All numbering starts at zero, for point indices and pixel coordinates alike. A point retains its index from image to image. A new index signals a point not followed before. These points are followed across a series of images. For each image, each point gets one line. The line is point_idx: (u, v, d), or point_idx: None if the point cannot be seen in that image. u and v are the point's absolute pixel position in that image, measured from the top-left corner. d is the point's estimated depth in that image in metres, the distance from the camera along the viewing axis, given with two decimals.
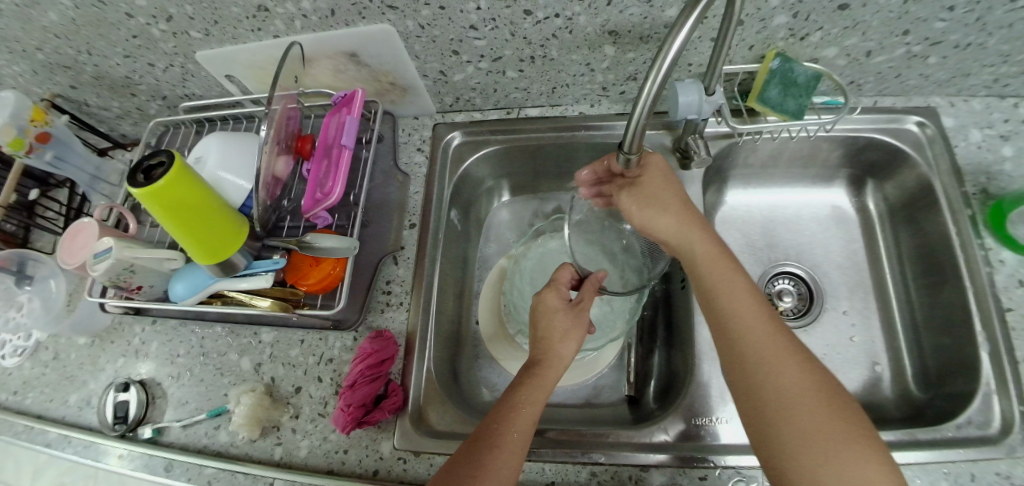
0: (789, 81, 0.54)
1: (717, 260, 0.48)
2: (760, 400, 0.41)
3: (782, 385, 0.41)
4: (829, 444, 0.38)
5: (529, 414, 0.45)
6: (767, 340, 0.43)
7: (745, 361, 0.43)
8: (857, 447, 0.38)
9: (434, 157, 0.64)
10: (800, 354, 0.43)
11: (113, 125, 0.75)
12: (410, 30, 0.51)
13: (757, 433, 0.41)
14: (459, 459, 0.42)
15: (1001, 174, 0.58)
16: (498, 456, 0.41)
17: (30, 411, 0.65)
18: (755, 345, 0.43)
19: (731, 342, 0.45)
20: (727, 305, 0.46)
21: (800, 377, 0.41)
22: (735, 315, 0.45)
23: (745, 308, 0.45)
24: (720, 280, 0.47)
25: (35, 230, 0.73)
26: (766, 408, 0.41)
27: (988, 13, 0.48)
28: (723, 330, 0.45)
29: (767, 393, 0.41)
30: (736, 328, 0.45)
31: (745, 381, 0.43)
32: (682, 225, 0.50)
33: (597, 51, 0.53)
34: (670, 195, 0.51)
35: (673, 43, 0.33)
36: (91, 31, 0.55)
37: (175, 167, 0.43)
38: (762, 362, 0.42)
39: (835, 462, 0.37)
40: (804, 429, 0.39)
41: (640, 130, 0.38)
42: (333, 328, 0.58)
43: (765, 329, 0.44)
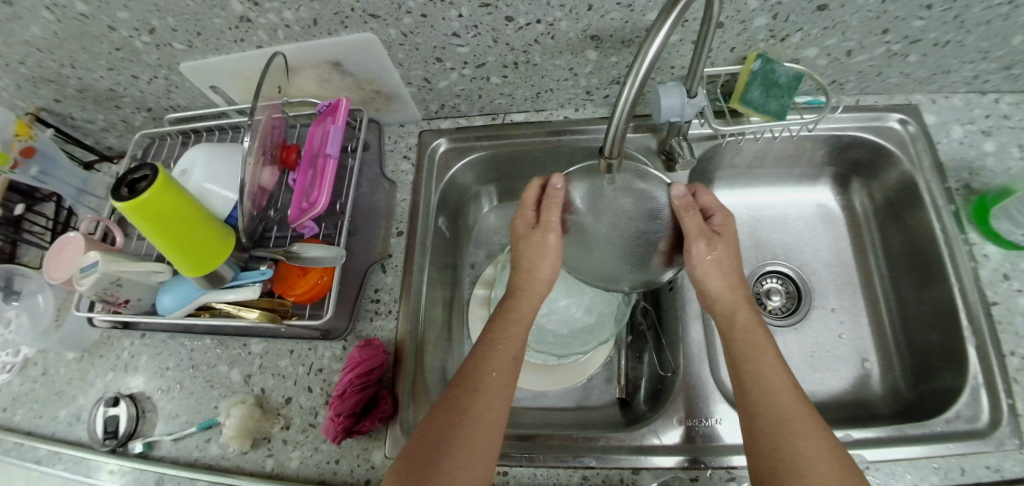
0: (770, 82, 0.55)
1: (745, 310, 0.49)
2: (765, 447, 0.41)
3: (789, 434, 0.40)
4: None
5: (507, 373, 0.46)
6: (781, 390, 0.43)
7: (756, 408, 0.43)
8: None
9: (421, 164, 0.65)
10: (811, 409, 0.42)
11: (98, 137, 0.75)
12: (394, 38, 0.51)
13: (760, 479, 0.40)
14: (438, 417, 0.43)
15: (983, 169, 0.59)
16: (480, 411, 0.43)
17: (19, 428, 0.64)
18: (768, 391, 0.43)
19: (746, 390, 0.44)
20: (747, 356, 0.46)
21: (807, 430, 0.40)
22: (755, 365, 0.45)
23: (764, 360, 0.45)
24: (744, 331, 0.48)
25: (23, 245, 0.73)
26: (771, 455, 0.40)
27: (965, 11, 0.48)
28: (739, 376, 0.46)
29: (774, 443, 0.40)
30: (753, 376, 0.45)
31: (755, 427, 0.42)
32: (732, 285, 0.50)
33: (580, 56, 0.53)
34: (733, 259, 0.51)
35: (650, 48, 0.33)
36: (74, 44, 0.55)
37: (159, 181, 0.43)
38: (773, 410, 0.42)
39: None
40: None
41: (620, 133, 0.38)
42: (322, 337, 0.58)
43: (780, 380, 0.44)
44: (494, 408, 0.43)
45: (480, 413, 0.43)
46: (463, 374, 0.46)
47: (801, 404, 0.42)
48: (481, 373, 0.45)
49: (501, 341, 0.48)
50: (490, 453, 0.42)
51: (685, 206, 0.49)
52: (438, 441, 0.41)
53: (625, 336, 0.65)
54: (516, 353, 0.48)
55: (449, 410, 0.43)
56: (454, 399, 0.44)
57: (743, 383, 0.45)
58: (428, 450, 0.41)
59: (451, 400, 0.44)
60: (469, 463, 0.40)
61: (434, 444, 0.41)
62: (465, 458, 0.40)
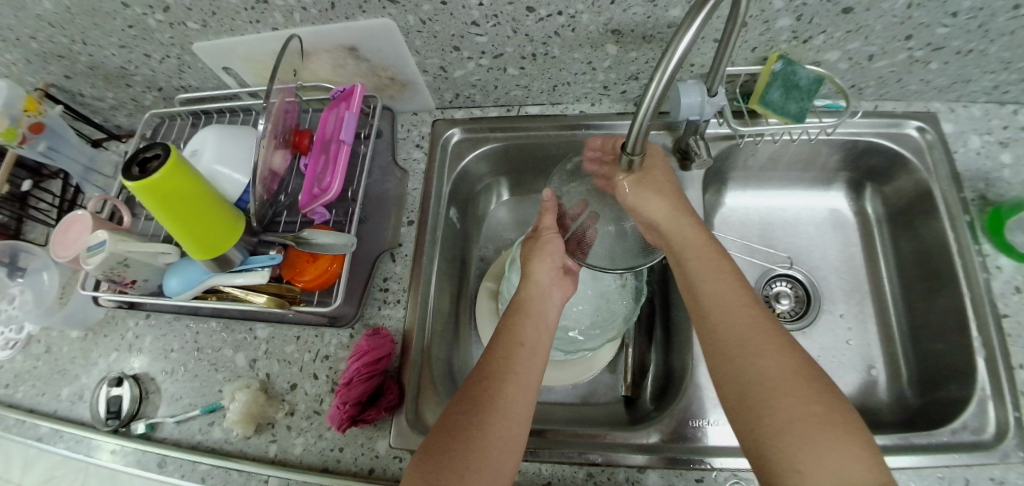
0: (791, 84, 0.54)
1: (704, 246, 0.48)
2: (739, 383, 0.40)
3: (761, 364, 0.39)
4: (818, 426, 0.36)
5: (525, 359, 0.45)
6: (754, 324, 0.42)
7: (728, 344, 0.42)
8: (841, 425, 0.36)
9: (433, 154, 0.64)
10: (787, 338, 0.41)
11: (107, 116, 0.74)
12: (411, 26, 0.51)
13: (739, 417, 0.39)
14: (456, 404, 0.42)
15: (999, 181, 0.58)
16: (506, 397, 0.42)
17: (21, 405, 0.64)
18: (736, 326, 0.42)
19: (714, 329, 0.43)
20: (712, 291, 0.45)
21: (780, 358, 0.39)
22: (720, 301, 0.44)
23: (730, 294, 0.44)
24: (706, 267, 0.47)
25: (29, 222, 0.72)
26: (746, 386, 0.39)
27: (990, 20, 0.48)
28: (707, 314, 0.44)
29: (746, 372, 0.40)
30: (719, 311, 0.44)
31: (727, 363, 0.41)
32: (675, 211, 0.51)
33: (600, 50, 0.53)
34: (665, 183, 0.53)
35: (679, 45, 0.33)
36: (86, 20, 0.54)
37: (171, 161, 0.43)
38: (745, 342, 0.41)
39: (813, 441, 0.35)
40: (788, 431, 0.36)
41: (643, 131, 0.38)
42: (329, 324, 0.58)
43: (749, 313, 0.43)
44: (517, 395, 0.42)
45: (501, 397, 0.42)
46: (485, 362, 0.45)
47: (776, 334, 0.41)
48: (501, 360, 0.45)
49: (515, 328, 0.48)
50: (518, 439, 0.41)
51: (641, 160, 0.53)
52: (463, 426, 0.40)
53: (633, 334, 0.64)
54: (534, 341, 0.47)
55: (471, 397, 0.42)
56: (475, 389, 0.43)
57: (711, 319, 0.44)
58: (445, 437, 0.39)
59: (475, 389, 0.43)
60: (499, 450, 0.39)
61: (452, 427, 0.40)
62: (493, 441, 0.39)
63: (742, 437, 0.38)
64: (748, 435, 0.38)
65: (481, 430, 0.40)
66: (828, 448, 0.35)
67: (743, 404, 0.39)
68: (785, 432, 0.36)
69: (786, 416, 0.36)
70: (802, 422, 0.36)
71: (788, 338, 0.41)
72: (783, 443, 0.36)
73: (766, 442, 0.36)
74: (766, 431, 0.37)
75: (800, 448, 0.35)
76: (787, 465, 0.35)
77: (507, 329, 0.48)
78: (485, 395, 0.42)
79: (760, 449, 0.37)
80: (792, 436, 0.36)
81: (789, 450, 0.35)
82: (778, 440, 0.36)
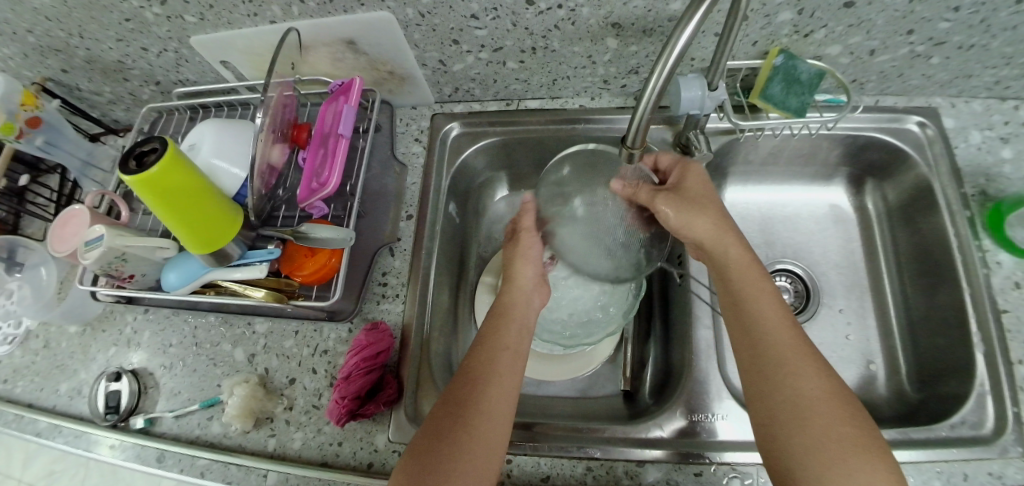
0: (791, 78, 0.54)
1: (748, 268, 0.46)
2: (772, 405, 0.40)
3: (797, 389, 0.39)
4: (855, 460, 0.36)
5: (508, 361, 0.45)
6: (793, 351, 0.42)
7: (766, 370, 0.41)
8: (874, 454, 0.36)
9: (432, 148, 0.64)
10: (825, 366, 0.41)
11: (105, 110, 0.74)
12: (410, 19, 0.50)
13: (771, 439, 0.39)
14: (442, 409, 0.42)
15: (1000, 177, 0.58)
16: (490, 400, 0.42)
17: (20, 400, 0.64)
18: (776, 350, 0.42)
19: (752, 349, 0.43)
20: (752, 312, 0.44)
21: (818, 385, 0.39)
22: (760, 325, 0.44)
23: (771, 318, 0.44)
24: (746, 287, 0.46)
25: (27, 217, 0.72)
26: (782, 410, 0.39)
27: (993, 15, 0.47)
28: (747, 335, 0.44)
29: (784, 396, 0.40)
30: (759, 333, 0.43)
31: (763, 387, 0.41)
32: (719, 228, 0.47)
33: (600, 44, 0.52)
34: (707, 198, 0.49)
35: (679, 38, 0.32)
36: (83, 13, 0.54)
37: (169, 155, 0.42)
38: (784, 366, 0.41)
39: (848, 470, 0.35)
40: (824, 460, 0.36)
41: (643, 124, 0.38)
42: (328, 319, 0.57)
43: (788, 337, 0.42)
44: (501, 396, 0.43)
45: (486, 400, 0.42)
46: (467, 366, 0.45)
47: (815, 362, 0.41)
48: (484, 363, 0.45)
49: (497, 332, 0.48)
50: (502, 439, 0.41)
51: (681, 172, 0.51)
52: (449, 429, 0.40)
53: (632, 330, 0.64)
54: (516, 345, 0.47)
55: (456, 400, 0.42)
56: (459, 393, 0.43)
57: (750, 340, 0.43)
58: (432, 444, 0.39)
59: (458, 393, 0.43)
60: (485, 456, 0.39)
61: (438, 432, 0.40)
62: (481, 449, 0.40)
63: (772, 458, 0.39)
64: (779, 457, 0.38)
65: (466, 434, 0.40)
66: (863, 477, 0.35)
67: (775, 426, 0.39)
68: (821, 458, 0.36)
69: (822, 443, 0.37)
70: (836, 449, 0.36)
71: (825, 364, 0.41)
72: (816, 468, 0.36)
73: (798, 466, 0.37)
74: (800, 456, 0.37)
75: (834, 474, 0.35)
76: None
77: (491, 334, 0.48)
78: (469, 398, 0.42)
79: (791, 472, 0.37)
80: (827, 462, 0.36)
81: (823, 476, 0.36)
82: (812, 467, 0.36)
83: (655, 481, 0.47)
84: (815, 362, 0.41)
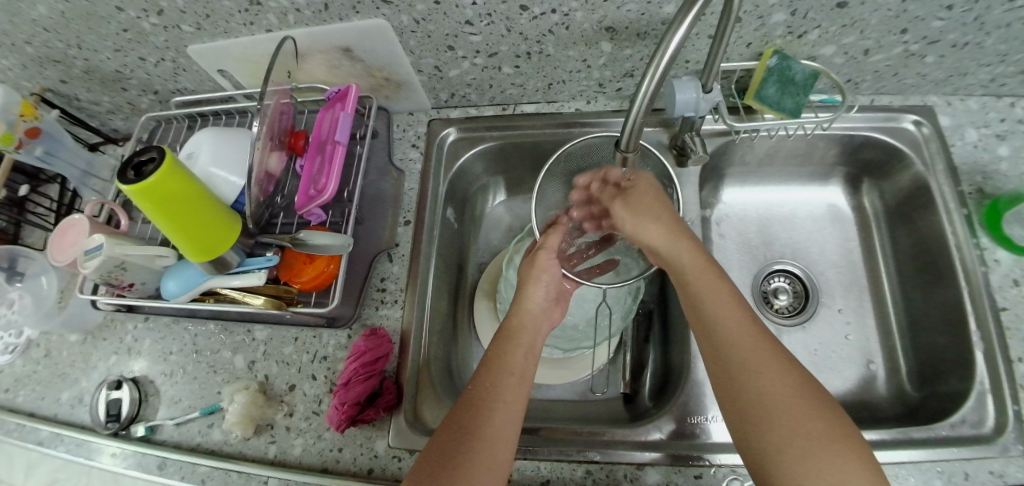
0: (786, 79, 0.54)
1: (704, 268, 0.47)
2: (740, 404, 0.40)
3: (762, 383, 0.40)
4: (825, 456, 0.36)
5: (513, 386, 0.45)
6: (755, 348, 0.42)
7: (731, 370, 0.41)
8: (842, 442, 0.37)
9: (430, 153, 0.64)
10: (789, 364, 0.41)
11: (104, 119, 0.74)
12: (405, 25, 0.51)
13: (743, 441, 0.39)
14: (446, 434, 0.42)
15: (997, 174, 0.58)
16: (492, 427, 0.42)
17: (22, 410, 0.64)
18: (737, 349, 0.42)
19: (715, 349, 0.43)
20: (711, 311, 0.45)
21: (782, 377, 0.40)
22: (721, 325, 0.44)
23: (731, 314, 0.44)
24: (704, 286, 0.46)
25: (27, 227, 0.73)
26: (749, 408, 0.39)
27: (986, 13, 0.47)
28: (709, 335, 0.44)
29: (750, 393, 0.40)
30: (720, 332, 0.44)
31: (730, 388, 0.41)
32: (671, 233, 0.49)
33: (594, 48, 0.53)
34: (656, 203, 0.51)
35: (672, 40, 0.33)
36: (80, 24, 0.54)
37: (167, 164, 0.43)
38: (746, 362, 0.41)
39: (818, 461, 0.36)
40: (793, 457, 0.36)
41: (638, 126, 0.38)
42: (327, 325, 0.58)
43: (750, 332, 0.43)
44: (504, 422, 0.42)
45: (488, 426, 0.42)
46: (473, 389, 0.45)
47: (777, 353, 0.42)
48: (488, 389, 0.44)
49: (505, 355, 0.47)
50: (504, 466, 0.41)
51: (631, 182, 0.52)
52: (449, 455, 0.40)
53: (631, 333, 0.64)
54: (523, 368, 0.47)
55: (460, 425, 0.42)
56: (463, 419, 0.42)
57: (712, 339, 0.44)
58: (435, 467, 0.39)
59: (463, 417, 0.42)
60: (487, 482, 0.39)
61: (440, 456, 0.40)
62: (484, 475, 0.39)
63: (747, 457, 0.39)
64: (752, 456, 0.38)
65: (469, 460, 0.40)
66: (832, 467, 0.35)
67: (745, 424, 0.39)
68: (790, 453, 0.37)
69: (790, 436, 0.37)
70: (804, 447, 0.36)
71: (786, 355, 0.42)
72: (787, 464, 0.36)
73: (771, 463, 0.37)
74: (772, 453, 0.37)
75: (805, 467, 0.36)
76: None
77: (498, 356, 0.47)
78: (474, 424, 0.42)
79: (766, 470, 0.37)
80: (796, 455, 0.36)
81: (795, 470, 0.36)
82: (784, 467, 0.36)
83: (655, 484, 0.47)
84: (777, 357, 0.41)
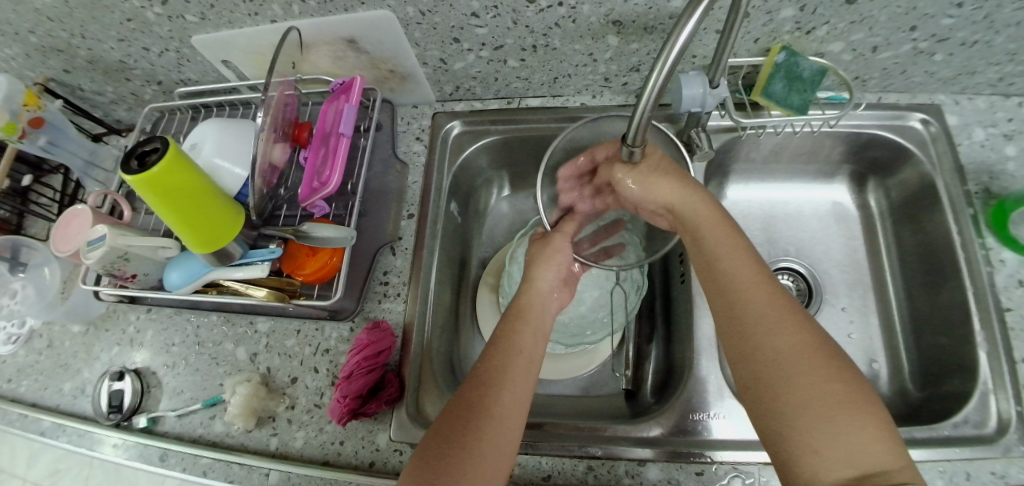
0: (793, 75, 0.54)
1: (719, 227, 0.47)
2: (754, 366, 0.39)
3: (778, 345, 0.39)
4: (837, 412, 0.35)
5: (523, 367, 0.45)
6: (769, 304, 0.41)
7: (744, 326, 0.41)
8: (861, 407, 0.36)
9: (434, 147, 0.64)
10: (806, 321, 0.40)
11: (108, 110, 0.74)
12: (410, 17, 0.50)
13: (752, 397, 0.39)
14: (453, 411, 0.41)
15: (1003, 174, 0.57)
16: (503, 407, 0.42)
17: (24, 399, 0.64)
18: (751, 305, 0.42)
19: (731, 312, 0.43)
20: (728, 274, 0.44)
21: (800, 340, 0.39)
22: (735, 282, 0.44)
23: (749, 277, 0.43)
24: (721, 250, 0.46)
25: (30, 217, 0.73)
26: (764, 369, 0.39)
27: (996, 11, 0.47)
28: (726, 298, 0.44)
29: (765, 354, 0.39)
30: (736, 295, 0.43)
31: (742, 344, 0.41)
32: (685, 192, 0.48)
33: (601, 41, 0.52)
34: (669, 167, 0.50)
35: (680, 34, 0.32)
36: (84, 14, 0.54)
37: (169, 155, 0.42)
38: (763, 324, 0.40)
39: (835, 424, 0.35)
40: (804, 410, 0.36)
41: (644, 122, 0.37)
42: (330, 318, 0.57)
43: (769, 296, 0.42)
44: (515, 402, 0.42)
45: (497, 403, 0.41)
46: (480, 368, 0.45)
47: (797, 316, 0.41)
48: (498, 367, 0.44)
49: (513, 334, 0.47)
50: (512, 445, 0.41)
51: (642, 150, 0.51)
52: (461, 432, 0.39)
53: (633, 329, 0.64)
54: (531, 348, 0.47)
55: (467, 402, 0.42)
56: (470, 396, 0.42)
57: (729, 302, 0.43)
58: (443, 442, 0.39)
59: (471, 394, 0.42)
60: (495, 458, 0.39)
61: (448, 432, 0.40)
62: (492, 450, 0.39)
63: (759, 420, 0.38)
64: (765, 418, 0.38)
65: (478, 436, 0.39)
66: (845, 431, 0.35)
67: (758, 386, 0.39)
68: (804, 414, 0.36)
69: (805, 398, 0.36)
70: (815, 402, 0.36)
71: (807, 318, 0.41)
72: (801, 426, 0.36)
73: (783, 425, 0.36)
74: (785, 414, 0.36)
75: (819, 430, 0.35)
76: (800, 448, 0.35)
77: (506, 336, 0.47)
78: (482, 401, 0.41)
79: (778, 433, 0.37)
80: (806, 411, 0.36)
81: (808, 433, 0.35)
82: (793, 422, 0.36)
83: (657, 480, 0.47)
84: (794, 316, 0.41)
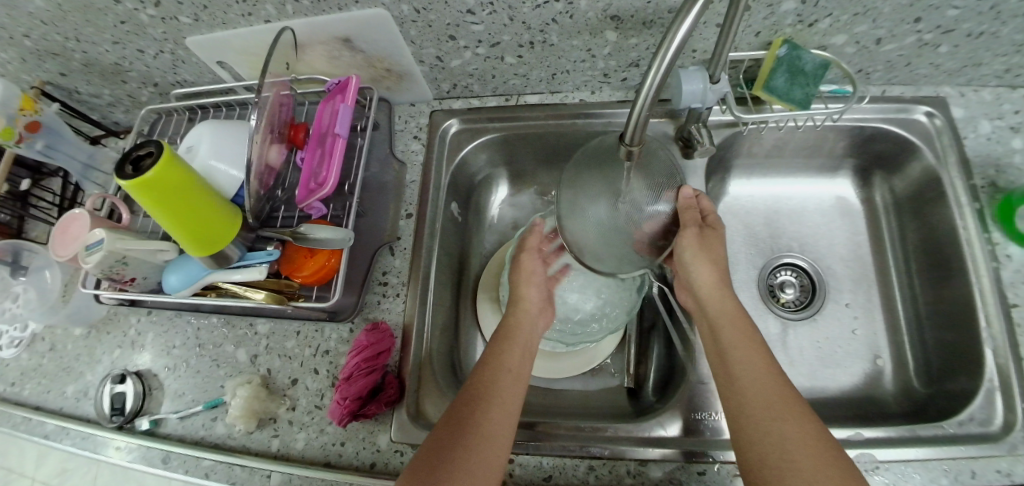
0: (795, 69, 0.53)
1: (730, 312, 0.49)
2: (754, 447, 0.39)
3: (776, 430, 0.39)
4: None
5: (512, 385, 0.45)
6: (770, 388, 0.42)
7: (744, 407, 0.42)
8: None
9: (432, 146, 0.63)
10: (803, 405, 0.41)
11: (105, 112, 0.74)
12: (405, 15, 0.50)
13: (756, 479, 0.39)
14: (440, 426, 0.42)
15: (1010, 167, 0.56)
16: (486, 426, 0.41)
17: (28, 403, 0.65)
18: (751, 388, 0.43)
19: (732, 396, 0.43)
20: (731, 356, 0.45)
21: (794, 423, 0.39)
22: (739, 365, 0.45)
23: (751, 361, 0.44)
24: (728, 337, 0.47)
25: (30, 220, 0.73)
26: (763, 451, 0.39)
27: (1002, 1, 0.46)
28: (728, 380, 0.45)
29: (762, 437, 0.39)
30: (740, 376, 0.44)
31: (744, 425, 0.41)
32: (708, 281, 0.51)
33: (599, 37, 0.51)
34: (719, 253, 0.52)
35: (679, 29, 0.31)
36: (78, 17, 0.54)
37: (165, 159, 0.42)
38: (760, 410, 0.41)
39: None
40: None
41: (642, 120, 0.36)
42: (329, 319, 0.57)
43: (768, 381, 0.43)
44: (502, 423, 0.42)
45: (484, 421, 0.42)
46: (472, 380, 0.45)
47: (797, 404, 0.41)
48: (485, 384, 0.44)
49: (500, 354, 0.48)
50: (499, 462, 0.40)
51: (686, 206, 0.52)
52: (448, 449, 0.40)
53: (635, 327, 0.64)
54: (519, 368, 0.47)
55: (453, 421, 0.42)
56: (459, 413, 0.42)
57: (729, 384, 0.44)
58: (431, 460, 0.39)
59: (457, 412, 0.42)
60: (478, 471, 0.39)
61: (435, 449, 0.40)
62: (478, 464, 0.39)
63: None
64: None
65: (463, 451, 0.39)
66: None
67: (760, 468, 0.38)
68: None
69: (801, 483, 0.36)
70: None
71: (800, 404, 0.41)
72: None
73: None
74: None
75: None
76: None
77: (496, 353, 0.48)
78: (469, 417, 0.42)
79: None
80: None
81: None
82: None
83: (659, 479, 0.47)
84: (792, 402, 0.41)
